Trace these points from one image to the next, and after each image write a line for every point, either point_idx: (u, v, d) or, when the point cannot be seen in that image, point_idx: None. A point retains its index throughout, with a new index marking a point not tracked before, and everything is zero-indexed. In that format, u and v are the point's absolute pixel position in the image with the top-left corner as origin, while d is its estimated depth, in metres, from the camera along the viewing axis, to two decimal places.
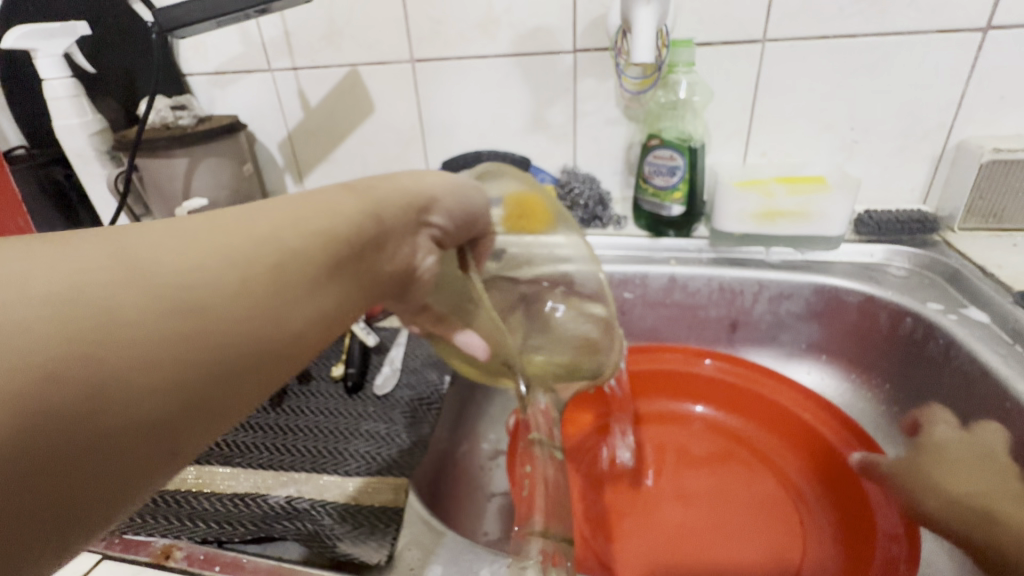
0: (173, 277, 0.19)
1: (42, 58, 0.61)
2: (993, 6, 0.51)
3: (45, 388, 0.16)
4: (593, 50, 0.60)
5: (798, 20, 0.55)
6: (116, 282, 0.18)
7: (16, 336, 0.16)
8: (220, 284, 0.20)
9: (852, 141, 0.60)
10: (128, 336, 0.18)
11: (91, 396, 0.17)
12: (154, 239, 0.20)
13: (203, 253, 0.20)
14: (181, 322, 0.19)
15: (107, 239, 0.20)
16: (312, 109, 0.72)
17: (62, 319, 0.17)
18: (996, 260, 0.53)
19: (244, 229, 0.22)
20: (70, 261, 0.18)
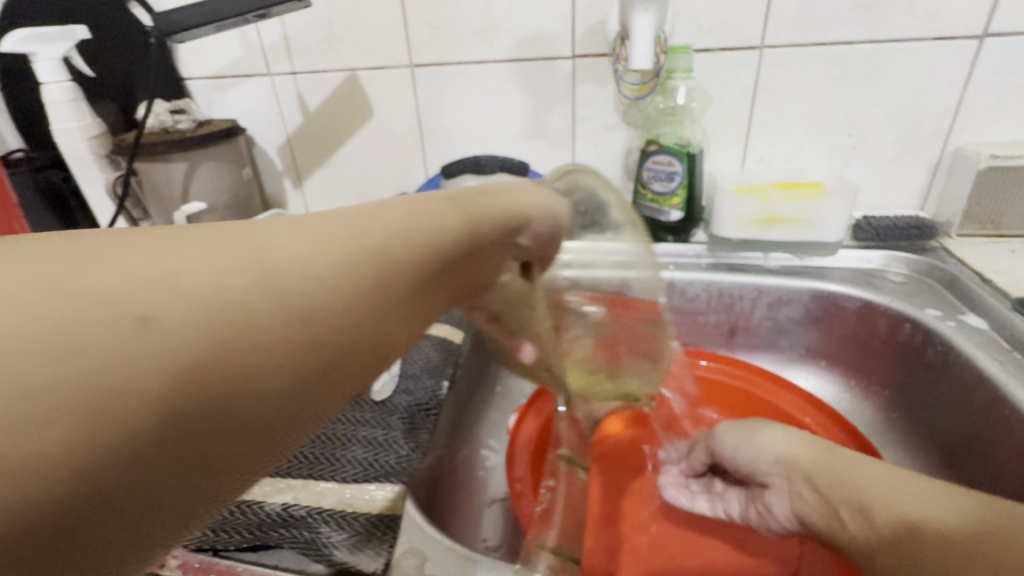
0: (294, 283, 0.17)
1: (41, 62, 0.61)
2: (990, 13, 0.52)
3: (184, 389, 0.15)
4: (592, 56, 0.61)
5: (796, 27, 0.55)
6: (254, 286, 0.16)
7: (164, 333, 0.15)
8: (346, 294, 0.18)
9: (850, 147, 0.60)
10: (254, 341, 0.16)
11: (217, 407, 0.15)
12: (289, 239, 0.18)
13: (323, 254, 0.18)
14: (298, 330, 0.17)
15: (248, 236, 0.18)
16: (311, 114, 0.72)
17: (209, 318, 0.15)
18: (994, 266, 0.53)
19: (361, 231, 0.20)
20: (214, 258, 0.17)
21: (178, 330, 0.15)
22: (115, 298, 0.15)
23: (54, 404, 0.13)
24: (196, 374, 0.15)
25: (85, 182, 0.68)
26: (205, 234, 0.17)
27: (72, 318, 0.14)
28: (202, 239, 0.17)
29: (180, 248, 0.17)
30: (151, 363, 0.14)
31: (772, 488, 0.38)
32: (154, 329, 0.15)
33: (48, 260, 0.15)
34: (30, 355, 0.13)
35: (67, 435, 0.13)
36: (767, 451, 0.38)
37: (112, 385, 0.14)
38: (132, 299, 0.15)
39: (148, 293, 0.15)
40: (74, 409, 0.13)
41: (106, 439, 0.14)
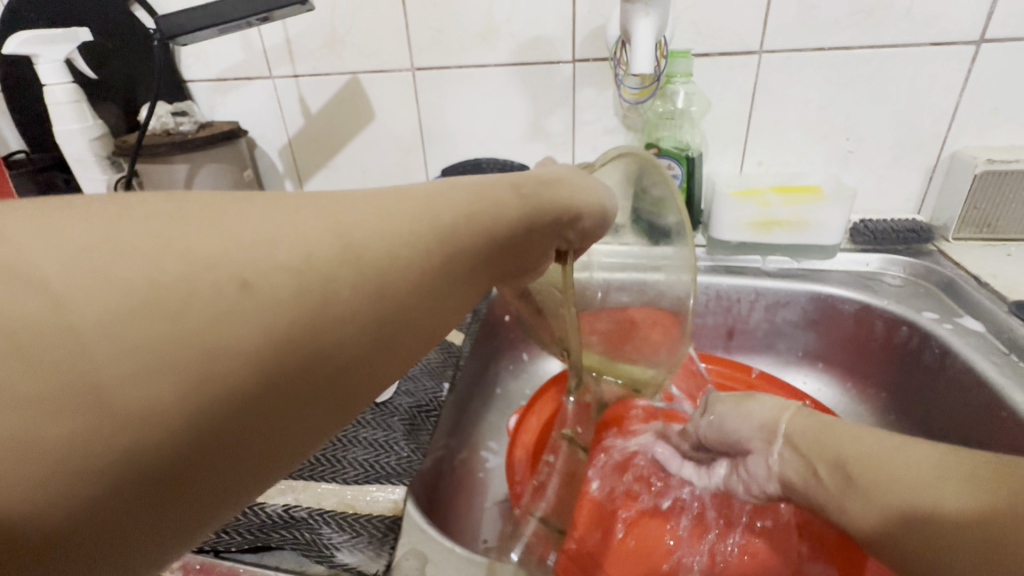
0: (366, 262, 0.20)
1: (44, 64, 0.61)
2: (986, 19, 0.52)
3: (278, 342, 0.17)
4: (592, 60, 0.61)
5: (795, 32, 0.56)
6: (337, 258, 0.19)
7: (263, 291, 0.17)
8: (407, 270, 0.21)
9: (848, 152, 0.61)
10: (334, 304, 0.19)
11: (298, 367, 0.18)
12: (365, 215, 0.21)
13: (391, 238, 0.21)
14: (369, 298, 0.20)
15: (329, 211, 0.20)
16: (313, 116, 0.73)
17: (298, 280, 0.18)
18: (990, 270, 0.53)
19: (423, 218, 0.22)
20: (303, 228, 0.19)
21: (271, 295, 0.17)
22: (216, 263, 0.17)
23: (177, 356, 0.16)
24: (283, 338, 0.17)
25: (86, 184, 0.69)
26: (289, 207, 0.20)
27: (179, 278, 0.16)
28: (303, 207, 0.20)
29: (266, 219, 0.19)
30: (260, 321, 0.17)
31: (754, 452, 0.41)
32: (252, 293, 0.17)
33: (151, 220, 0.17)
34: (147, 309, 0.16)
35: (178, 382, 0.16)
36: (754, 419, 0.41)
37: (217, 340, 0.16)
38: (233, 265, 0.17)
39: (245, 260, 0.17)
40: (184, 359, 0.16)
41: (211, 388, 0.16)
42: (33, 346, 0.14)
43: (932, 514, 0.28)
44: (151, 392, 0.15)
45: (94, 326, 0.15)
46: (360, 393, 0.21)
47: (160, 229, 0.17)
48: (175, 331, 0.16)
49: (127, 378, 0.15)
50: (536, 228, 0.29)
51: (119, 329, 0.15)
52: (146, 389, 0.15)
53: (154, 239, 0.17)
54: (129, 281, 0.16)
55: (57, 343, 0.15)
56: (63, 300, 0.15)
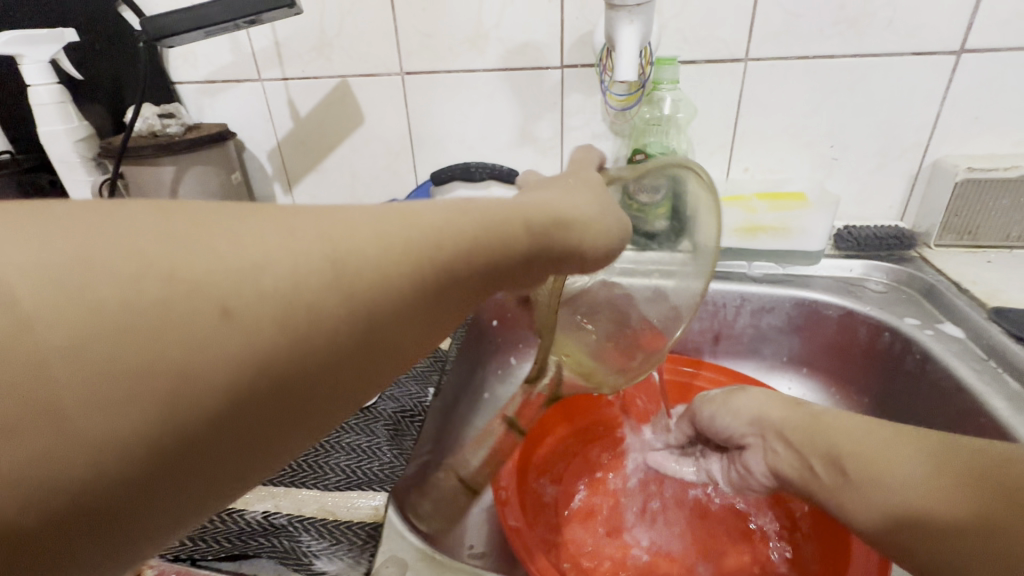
0: (352, 288, 0.19)
1: (29, 64, 0.60)
2: (966, 30, 0.53)
3: (254, 369, 0.17)
4: (580, 66, 0.62)
5: (779, 40, 0.56)
6: (325, 285, 0.19)
7: (243, 317, 0.17)
8: (398, 298, 0.21)
9: (832, 159, 0.61)
10: (315, 333, 0.19)
11: (272, 392, 0.18)
12: (363, 237, 0.20)
13: (383, 262, 0.20)
14: (354, 326, 0.20)
15: (326, 229, 0.20)
16: (302, 119, 0.72)
17: (280, 309, 0.18)
18: (971, 276, 0.54)
19: (420, 235, 0.22)
20: (295, 251, 0.19)
21: (249, 325, 0.17)
22: (193, 291, 0.17)
23: (152, 381, 0.16)
24: (258, 368, 0.17)
25: (71, 185, 0.68)
26: (280, 223, 0.19)
27: (154, 304, 0.16)
28: (298, 225, 0.19)
29: (252, 237, 0.18)
30: (233, 350, 0.17)
31: (750, 448, 0.41)
32: (231, 322, 0.17)
33: (137, 234, 0.17)
34: (124, 333, 0.16)
35: (148, 411, 0.16)
36: (744, 415, 0.42)
37: (190, 368, 0.16)
38: (217, 289, 0.17)
39: (225, 286, 0.17)
40: (155, 389, 0.16)
41: (181, 417, 0.16)
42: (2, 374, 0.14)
43: (929, 515, 0.29)
44: (120, 420, 0.16)
45: (63, 355, 0.15)
46: (340, 407, 0.21)
47: (140, 247, 0.17)
48: (145, 361, 0.16)
49: (102, 406, 0.15)
50: (566, 249, 0.28)
51: (95, 354, 0.15)
52: (115, 418, 0.16)
53: (131, 259, 0.16)
54: (102, 307, 0.16)
55: (25, 371, 0.15)
56: (35, 325, 0.15)
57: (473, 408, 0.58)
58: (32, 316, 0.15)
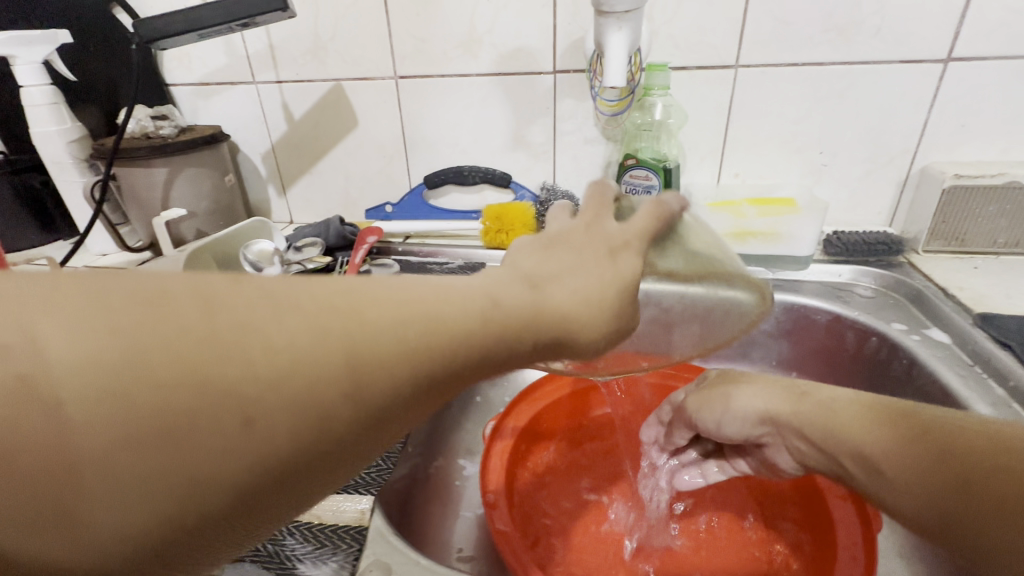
0: (369, 400, 0.19)
1: (22, 65, 0.61)
2: (952, 38, 0.54)
3: (266, 474, 0.17)
4: (572, 71, 0.62)
5: (769, 47, 0.57)
6: (338, 393, 0.18)
7: (257, 431, 0.17)
8: (411, 395, 0.20)
9: (822, 165, 0.62)
10: (328, 437, 0.18)
11: (284, 487, 0.18)
12: (382, 333, 0.19)
13: (401, 364, 0.19)
14: (365, 425, 0.19)
15: (346, 325, 0.19)
16: (296, 122, 0.73)
17: (293, 419, 0.17)
18: (957, 282, 0.55)
19: (440, 328, 0.20)
20: (313, 358, 0.18)
21: (264, 438, 0.17)
22: (217, 398, 0.16)
23: (170, 488, 0.16)
24: (271, 471, 0.18)
25: (64, 186, 0.68)
26: (305, 323, 0.18)
27: (178, 411, 0.16)
28: (319, 321, 0.18)
29: (279, 341, 0.18)
30: (244, 461, 0.17)
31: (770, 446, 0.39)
32: (247, 433, 0.17)
33: (160, 334, 0.16)
34: (146, 443, 0.16)
35: (164, 507, 0.16)
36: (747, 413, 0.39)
37: (205, 475, 0.16)
38: (236, 398, 0.17)
39: (245, 397, 0.17)
40: (174, 492, 0.16)
41: (192, 514, 0.17)
42: (41, 473, 0.15)
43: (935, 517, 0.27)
44: (135, 515, 0.16)
45: (91, 455, 0.16)
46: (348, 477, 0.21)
47: (176, 346, 0.16)
48: (161, 466, 0.16)
49: (122, 506, 0.16)
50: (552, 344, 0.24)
51: (118, 462, 0.16)
52: (131, 512, 0.16)
53: (159, 360, 0.16)
54: (129, 411, 0.16)
55: (60, 466, 0.15)
56: (72, 422, 0.15)
57: (464, 410, 0.58)
58: (72, 414, 0.16)
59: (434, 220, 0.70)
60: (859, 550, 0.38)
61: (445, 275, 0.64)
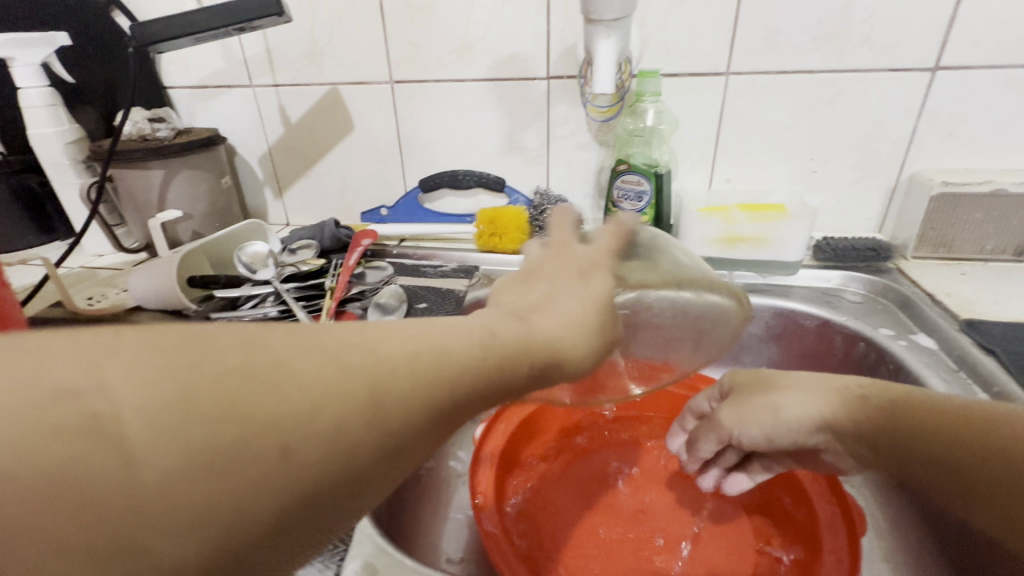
0: (398, 424, 0.20)
1: (21, 67, 0.61)
2: (939, 47, 0.54)
3: (302, 499, 0.17)
4: (566, 77, 0.63)
5: (759, 55, 0.58)
6: (366, 416, 0.19)
7: (296, 455, 0.17)
8: (428, 418, 0.21)
9: (812, 171, 0.62)
10: (358, 461, 0.18)
11: (313, 518, 0.18)
12: (402, 359, 0.20)
13: (418, 388, 0.20)
14: (389, 447, 0.19)
15: (371, 353, 0.20)
16: (292, 125, 0.73)
17: (331, 442, 0.18)
18: (945, 288, 0.55)
19: (448, 360, 0.21)
20: (343, 380, 0.19)
21: (306, 463, 0.17)
22: (261, 427, 0.17)
23: (210, 517, 0.16)
24: (311, 496, 0.18)
25: (61, 187, 0.68)
26: (332, 350, 0.19)
27: (227, 441, 0.16)
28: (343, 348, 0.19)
29: (313, 372, 0.18)
30: (281, 485, 0.17)
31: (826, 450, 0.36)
32: (290, 460, 0.17)
33: (204, 365, 0.17)
34: (195, 472, 0.16)
35: (212, 539, 0.16)
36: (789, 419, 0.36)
37: (246, 502, 0.16)
38: (278, 427, 0.17)
39: (288, 422, 0.17)
40: (223, 522, 0.16)
41: (238, 544, 0.17)
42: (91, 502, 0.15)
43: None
44: (186, 549, 0.16)
45: (149, 487, 0.15)
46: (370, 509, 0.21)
47: (220, 381, 0.17)
48: (209, 492, 0.16)
49: (165, 540, 0.16)
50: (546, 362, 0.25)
51: (167, 493, 0.15)
52: (182, 547, 0.16)
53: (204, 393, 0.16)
54: (184, 443, 0.16)
55: (109, 499, 0.15)
56: (130, 454, 0.15)
57: None
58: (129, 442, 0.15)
59: (429, 223, 0.71)
60: (844, 554, 0.39)
61: (439, 278, 0.65)
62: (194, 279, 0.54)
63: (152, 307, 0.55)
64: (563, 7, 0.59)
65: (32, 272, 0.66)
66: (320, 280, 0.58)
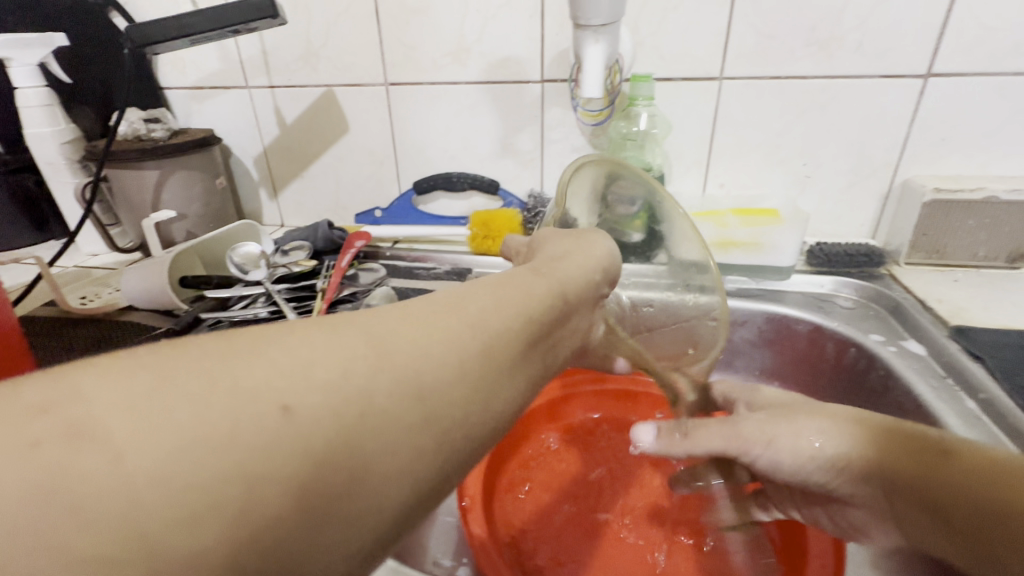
0: (397, 375, 0.20)
1: (18, 67, 0.62)
2: (932, 54, 0.54)
3: (318, 468, 0.17)
4: (560, 80, 0.63)
5: (751, 61, 0.58)
6: (371, 372, 0.19)
7: (304, 421, 0.17)
8: (443, 377, 0.21)
9: (805, 176, 0.62)
10: (371, 427, 0.19)
11: (338, 495, 0.18)
12: (399, 327, 0.21)
13: (430, 346, 0.21)
14: (409, 408, 0.20)
15: (364, 326, 0.21)
16: (288, 126, 0.73)
17: (337, 405, 0.18)
18: (937, 294, 0.55)
19: (453, 321, 0.23)
20: (341, 348, 0.19)
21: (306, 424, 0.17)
22: (249, 396, 0.17)
23: (221, 497, 0.16)
24: (322, 462, 0.17)
25: (57, 187, 0.68)
26: (328, 330, 0.20)
27: (219, 415, 0.16)
28: (340, 326, 0.21)
29: (288, 346, 0.19)
30: (292, 453, 0.17)
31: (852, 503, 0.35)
32: (292, 420, 0.17)
33: (196, 360, 0.17)
34: (199, 448, 0.16)
35: (227, 525, 0.15)
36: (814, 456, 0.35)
37: (257, 474, 0.16)
38: (277, 390, 0.18)
39: (285, 387, 0.18)
40: (233, 497, 0.16)
41: (254, 525, 0.16)
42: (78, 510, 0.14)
43: None
44: (200, 538, 0.15)
45: (149, 478, 0.15)
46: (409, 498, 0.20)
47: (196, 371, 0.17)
48: (214, 467, 0.16)
49: (169, 535, 0.15)
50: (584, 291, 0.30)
51: (168, 474, 0.15)
52: (195, 535, 0.15)
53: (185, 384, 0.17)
54: (179, 426, 0.16)
55: (100, 504, 0.14)
56: (120, 449, 0.15)
57: None
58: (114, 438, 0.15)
59: (423, 225, 0.71)
60: (828, 558, 0.39)
61: (432, 280, 0.65)
62: (186, 280, 0.54)
63: (145, 306, 0.55)
64: (557, 12, 0.60)
65: (26, 270, 0.66)
66: (312, 281, 0.58)
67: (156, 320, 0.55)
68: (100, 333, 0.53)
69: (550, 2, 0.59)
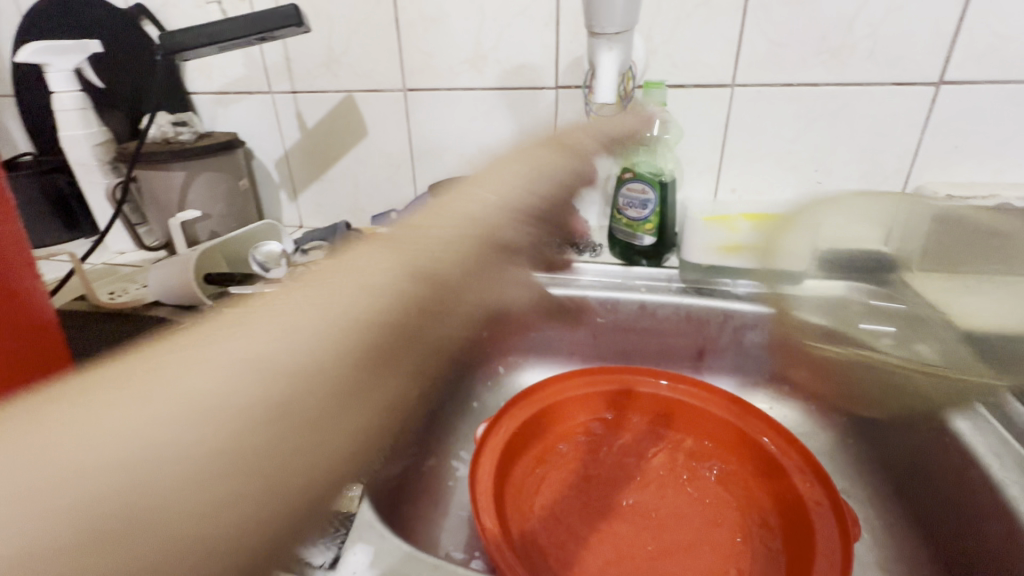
0: (177, 405, 0.21)
1: (55, 72, 0.65)
2: (944, 62, 0.55)
3: (199, 513, 0.20)
4: (574, 87, 0.64)
5: (763, 68, 0.59)
6: (116, 415, 0.21)
7: (170, 471, 0.20)
8: (299, 383, 0.25)
9: (816, 182, 0.63)
10: (224, 471, 0.21)
11: (224, 527, 0.20)
12: (169, 374, 0.23)
13: (312, 350, 0.27)
14: (232, 447, 0.22)
15: (110, 380, 0.22)
16: (309, 130, 0.76)
17: (185, 454, 0.20)
18: (949, 300, 0.55)
19: (242, 357, 0.24)
20: (123, 404, 0.21)
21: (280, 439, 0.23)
22: (126, 455, 0.20)
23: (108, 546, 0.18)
24: (211, 490, 0.20)
25: (88, 188, 0.71)
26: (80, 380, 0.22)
27: (101, 477, 0.19)
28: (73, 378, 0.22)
29: (80, 404, 0.21)
30: (173, 502, 0.20)
31: None
32: (169, 475, 0.20)
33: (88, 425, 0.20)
34: (90, 503, 0.18)
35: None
36: None
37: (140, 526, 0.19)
38: (134, 453, 0.20)
39: (117, 452, 0.20)
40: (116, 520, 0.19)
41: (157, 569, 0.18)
42: None
43: None
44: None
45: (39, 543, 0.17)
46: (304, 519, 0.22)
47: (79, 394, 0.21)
48: (96, 521, 0.18)
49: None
50: None
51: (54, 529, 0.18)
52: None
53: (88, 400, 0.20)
54: (69, 493, 0.18)
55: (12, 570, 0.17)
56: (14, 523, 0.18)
57: (459, 410, 0.59)
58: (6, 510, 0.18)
59: None
60: (837, 557, 0.40)
61: None
62: (211, 276, 0.56)
63: (171, 300, 0.58)
64: (571, 20, 0.61)
65: (57, 267, 0.69)
66: None
67: (181, 315, 0.57)
68: (129, 326, 0.55)
69: (565, 11, 0.61)
